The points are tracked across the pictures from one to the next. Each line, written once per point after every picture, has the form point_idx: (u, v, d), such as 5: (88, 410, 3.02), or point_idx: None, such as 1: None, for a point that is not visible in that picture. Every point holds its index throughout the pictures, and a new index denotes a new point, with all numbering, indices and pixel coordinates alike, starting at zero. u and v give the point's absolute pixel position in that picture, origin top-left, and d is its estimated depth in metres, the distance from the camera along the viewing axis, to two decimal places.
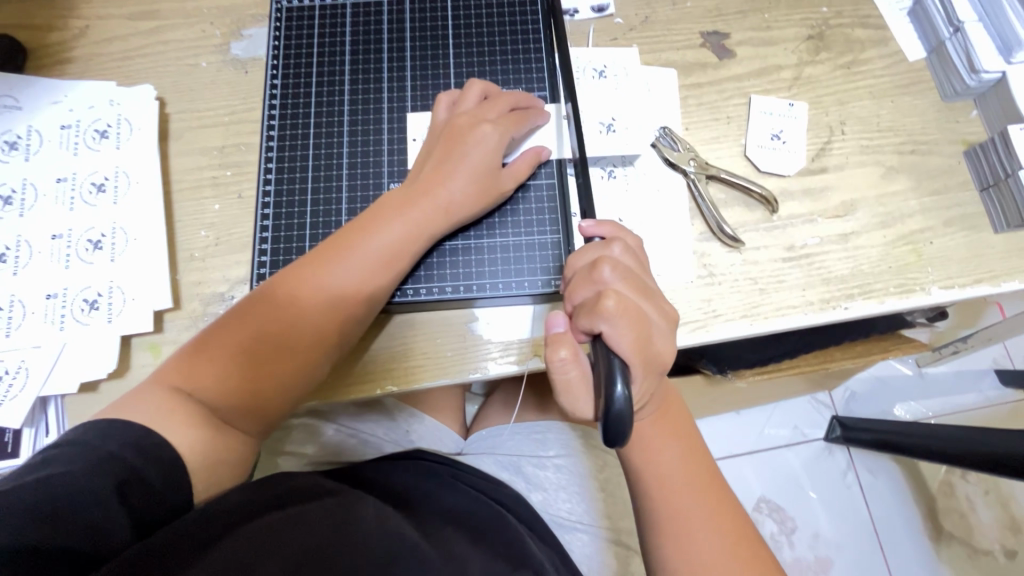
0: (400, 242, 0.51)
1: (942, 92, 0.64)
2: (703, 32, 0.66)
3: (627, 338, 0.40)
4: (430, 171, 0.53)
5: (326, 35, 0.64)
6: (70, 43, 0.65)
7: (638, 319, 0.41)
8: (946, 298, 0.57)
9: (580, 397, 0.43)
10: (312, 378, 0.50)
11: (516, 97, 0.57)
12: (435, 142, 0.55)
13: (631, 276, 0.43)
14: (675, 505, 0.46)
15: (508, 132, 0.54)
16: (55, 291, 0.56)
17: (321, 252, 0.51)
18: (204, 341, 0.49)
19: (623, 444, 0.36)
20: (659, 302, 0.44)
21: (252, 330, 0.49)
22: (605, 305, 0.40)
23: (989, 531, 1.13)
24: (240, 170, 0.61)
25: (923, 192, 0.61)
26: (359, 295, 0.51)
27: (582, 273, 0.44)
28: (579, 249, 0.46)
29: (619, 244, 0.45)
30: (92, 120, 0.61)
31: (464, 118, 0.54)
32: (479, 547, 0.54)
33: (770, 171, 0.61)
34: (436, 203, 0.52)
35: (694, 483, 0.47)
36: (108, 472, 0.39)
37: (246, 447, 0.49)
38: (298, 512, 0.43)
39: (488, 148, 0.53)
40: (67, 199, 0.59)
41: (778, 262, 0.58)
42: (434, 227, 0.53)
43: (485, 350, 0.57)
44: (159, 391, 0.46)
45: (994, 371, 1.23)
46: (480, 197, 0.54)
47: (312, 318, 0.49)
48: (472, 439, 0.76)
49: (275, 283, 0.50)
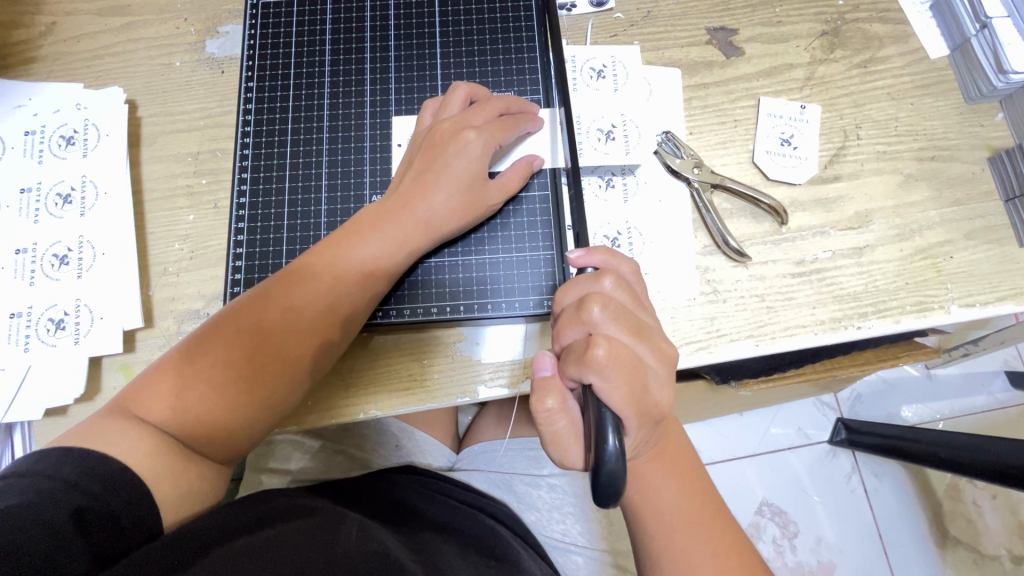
0: (379, 259, 0.48)
1: (966, 94, 0.59)
2: (710, 28, 0.61)
3: (618, 388, 0.38)
4: (411, 182, 0.49)
5: (305, 33, 0.60)
6: (35, 42, 0.61)
7: (631, 365, 0.39)
8: (966, 316, 0.54)
9: (569, 445, 0.42)
10: (287, 405, 0.48)
11: (504, 100, 0.53)
12: (417, 150, 0.52)
13: (623, 315, 0.41)
14: (679, 547, 0.43)
15: (496, 139, 0.50)
16: (20, 310, 0.53)
17: (294, 271, 0.48)
18: (167, 365, 0.46)
19: (615, 501, 0.35)
20: (654, 341, 0.42)
21: (217, 354, 0.45)
22: (594, 352, 0.38)
23: (997, 537, 1.11)
24: (216, 178, 0.58)
25: (944, 202, 0.57)
26: (332, 318, 0.48)
27: (570, 313, 0.42)
28: (568, 283, 0.44)
29: (610, 277, 0.43)
30: (57, 126, 0.58)
31: (448, 124, 0.51)
32: (470, 562, 0.50)
33: (779, 179, 0.57)
34: (417, 218, 0.49)
35: (698, 526, 0.44)
36: (62, 502, 0.35)
37: (217, 477, 0.46)
38: (275, 535, 0.41)
39: (473, 157, 0.49)
40: (32, 211, 0.55)
41: (787, 277, 0.55)
42: (416, 243, 0.49)
43: (474, 372, 0.54)
44: (122, 422, 0.43)
45: (1005, 373, 1.19)
46: (465, 210, 0.50)
47: (282, 343, 0.46)
48: (465, 454, 0.73)
49: (246, 303, 0.47)
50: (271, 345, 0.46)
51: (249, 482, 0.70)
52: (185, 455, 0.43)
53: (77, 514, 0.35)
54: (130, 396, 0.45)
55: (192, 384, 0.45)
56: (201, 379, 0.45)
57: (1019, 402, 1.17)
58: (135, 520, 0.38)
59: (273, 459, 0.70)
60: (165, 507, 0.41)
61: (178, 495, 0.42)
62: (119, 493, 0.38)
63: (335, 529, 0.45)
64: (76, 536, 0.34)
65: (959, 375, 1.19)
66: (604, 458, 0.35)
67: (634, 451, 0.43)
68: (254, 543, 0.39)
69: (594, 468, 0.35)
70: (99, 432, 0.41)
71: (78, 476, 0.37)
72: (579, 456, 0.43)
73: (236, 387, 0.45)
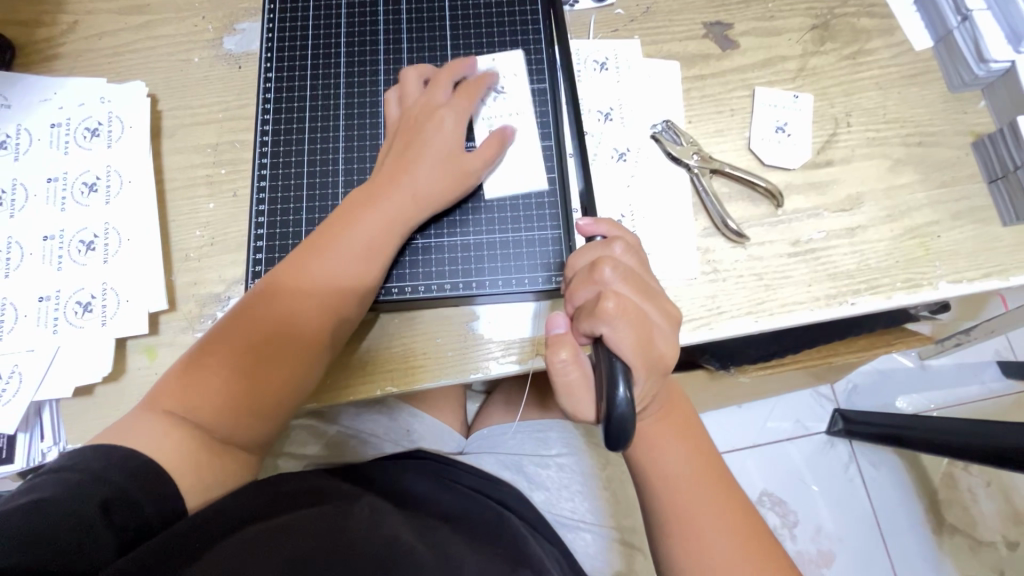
0: (375, 238, 0.51)
1: (949, 83, 0.63)
2: (706, 22, 0.64)
3: (627, 338, 0.42)
4: (392, 165, 0.52)
5: (320, 28, 0.62)
6: (59, 39, 0.64)
7: (638, 318, 0.43)
8: (954, 292, 0.57)
9: (582, 399, 0.45)
10: (304, 385, 0.49)
11: (463, 81, 0.57)
12: (392, 139, 0.55)
13: (631, 274, 0.45)
14: (682, 505, 0.47)
15: (464, 111, 0.54)
16: (48, 294, 0.55)
17: (293, 259, 0.50)
18: (186, 364, 0.48)
19: (624, 445, 0.38)
20: (660, 300, 0.45)
21: (229, 345, 0.48)
22: (605, 306, 0.42)
23: (991, 522, 1.13)
24: (235, 167, 0.60)
25: (931, 185, 0.60)
26: (335, 298, 0.49)
27: (582, 275, 0.45)
28: (579, 249, 0.48)
29: (620, 243, 0.47)
30: (81, 119, 0.60)
31: (418, 108, 0.55)
32: (477, 548, 0.52)
33: (775, 164, 0.60)
34: (405, 194, 0.51)
35: (701, 488, 0.47)
36: (91, 493, 0.39)
37: (243, 465, 0.48)
38: (289, 520, 0.44)
39: (446, 132, 0.53)
40: (58, 200, 0.58)
41: (784, 257, 0.57)
42: (407, 219, 0.52)
43: (486, 350, 0.56)
44: (148, 418, 0.45)
45: (995, 361, 1.22)
46: (452, 181, 0.52)
47: (289, 324, 0.48)
48: (473, 438, 0.76)
49: (251, 297, 0.50)
50: (278, 330, 0.48)
51: (264, 467, 0.72)
52: (208, 444, 0.46)
53: (104, 506, 0.38)
54: (155, 396, 0.47)
55: (209, 375, 0.47)
56: (216, 369, 0.47)
57: (1011, 389, 1.20)
58: (158, 509, 0.41)
59: (288, 444, 0.71)
60: (187, 493, 0.44)
61: (201, 483, 0.45)
62: (143, 484, 0.41)
63: (346, 514, 0.47)
64: (103, 527, 0.38)
65: (952, 363, 1.22)
66: (614, 405, 0.38)
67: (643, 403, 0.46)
68: (265, 530, 0.41)
69: (607, 413, 0.38)
70: (126, 429, 0.45)
71: (104, 468, 0.41)
72: (590, 412, 0.46)
73: (250, 371, 0.47)
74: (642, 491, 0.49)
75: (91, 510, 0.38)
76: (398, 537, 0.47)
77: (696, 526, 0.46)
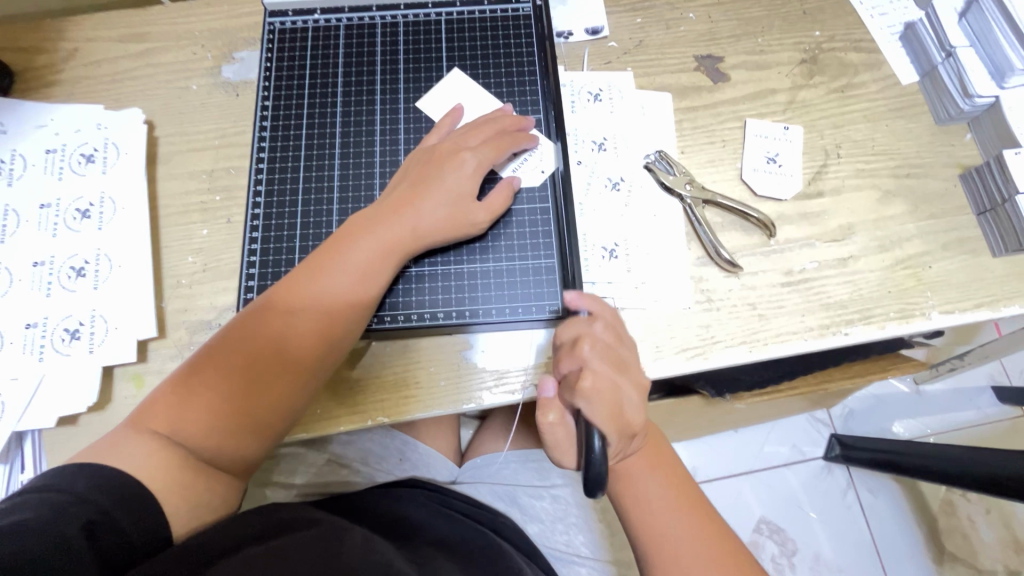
0: (373, 264, 0.50)
1: (936, 116, 0.64)
2: (697, 56, 0.66)
3: (604, 412, 0.42)
4: (403, 192, 0.53)
5: (319, 56, 0.63)
6: (58, 66, 0.64)
7: (614, 394, 0.43)
8: (946, 322, 0.57)
9: (566, 455, 0.46)
10: (286, 416, 0.49)
11: (505, 124, 0.57)
12: (413, 165, 0.55)
13: (608, 351, 0.45)
14: (659, 531, 0.46)
15: (489, 160, 0.54)
16: (35, 320, 0.54)
17: (293, 278, 0.50)
18: (177, 379, 0.47)
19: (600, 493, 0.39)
20: (634, 373, 0.46)
21: (218, 364, 0.47)
22: (583, 383, 0.42)
23: (992, 551, 1.12)
24: (229, 194, 0.60)
25: (921, 216, 0.60)
26: (326, 326, 0.49)
27: (565, 348, 0.46)
28: (564, 319, 0.48)
29: (602, 321, 0.47)
30: (77, 145, 0.60)
31: (445, 144, 0.55)
32: None
33: (767, 195, 0.61)
34: (409, 224, 0.51)
35: (675, 512, 0.47)
36: (75, 515, 0.37)
37: (229, 490, 0.48)
38: (280, 545, 0.42)
39: (465, 173, 0.53)
40: (50, 225, 0.57)
41: (776, 287, 0.58)
42: (407, 247, 0.52)
43: (479, 379, 0.55)
44: (132, 436, 0.44)
45: (990, 388, 1.22)
46: (454, 222, 0.53)
47: (280, 349, 0.48)
48: (467, 467, 0.74)
49: (249, 314, 0.49)
50: (272, 352, 0.48)
51: (253, 496, 0.71)
52: (195, 467, 0.45)
53: (88, 528, 0.37)
54: (142, 411, 0.46)
55: (201, 393, 0.46)
56: (202, 389, 0.46)
57: (1006, 416, 1.20)
58: (142, 534, 0.40)
59: (278, 473, 0.70)
60: (173, 518, 0.43)
61: (187, 508, 0.44)
62: (129, 508, 0.40)
63: (338, 541, 0.46)
64: (87, 549, 0.36)
65: (947, 389, 1.22)
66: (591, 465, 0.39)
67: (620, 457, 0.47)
68: (260, 553, 0.40)
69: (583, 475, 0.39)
70: (111, 449, 0.44)
71: (88, 490, 0.39)
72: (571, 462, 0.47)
73: (239, 394, 0.47)
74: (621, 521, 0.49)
75: (74, 533, 0.36)
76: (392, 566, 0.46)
77: (672, 552, 0.46)
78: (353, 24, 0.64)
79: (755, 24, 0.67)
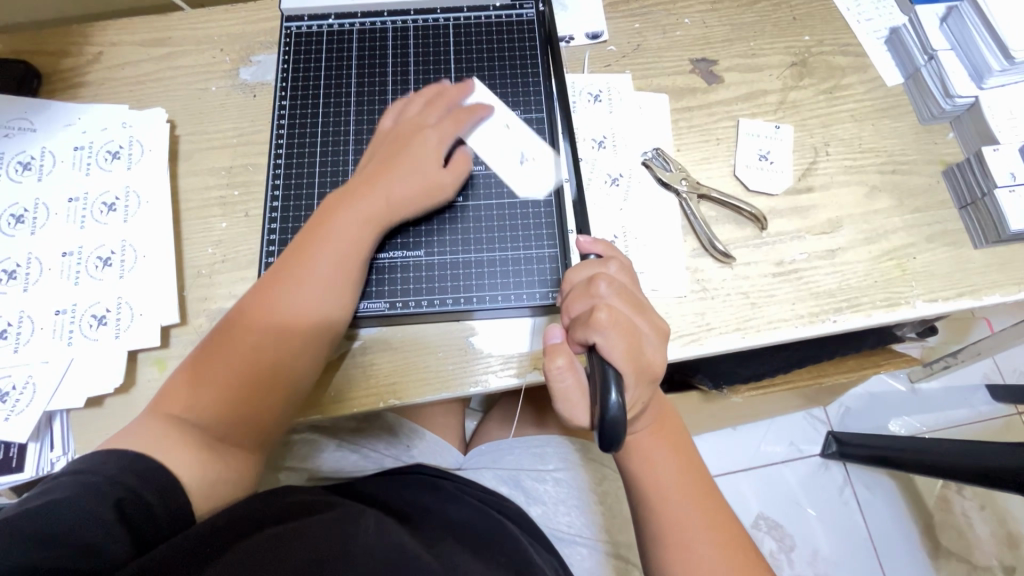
0: (355, 240, 0.53)
1: (920, 116, 0.67)
2: (692, 59, 0.69)
3: (618, 347, 0.43)
4: (372, 174, 0.56)
5: (333, 59, 0.66)
6: (84, 68, 0.68)
7: (629, 330, 0.44)
8: (931, 311, 0.60)
9: (577, 405, 0.46)
10: (288, 387, 0.52)
11: (428, 105, 0.60)
12: (378, 149, 0.58)
13: (625, 290, 0.46)
14: (669, 509, 0.49)
15: (448, 130, 0.59)
16: (64, 307, 0.57)
17: (277, 266, 0.53)
18: (185, 370, 0.51)
19: (616, 448, 0.39)
20: (651, 315, 0.47)
21: (217, 351, 0.50)
22: (598, 316, 0.43)
23: (986, 546, 1.14)
24: (247, 190, 0.63)
25: (906, 210, 0.63)
26: (314, 301, 0.52)
27: (579, 288, 0.47)
28: (577, 264, 0.49)
29: (615, 263, 0.49)
30: (103, 142, 0.63)
31: (406, 125, 0.58)
32: (481, 559, 0.54)
33: (759, 190, 0.64)
34: (385, 198, 0.54)
35: (686, 495, 0.50)
36: (106, 493, 0.40)
37: (246, 475, 0.50)
38: (298, 526, 0.45)
39: (428, 147, 0.57)
40: (78, 218, 0.60)
41: (768, 277, 0.60)
42: (387, 220, 0.55)
43: (486, 363, 0.58)
44: (154, 421, 0.47)
45: (983, 384, 1.25)
46: (429, 189, 0.56)
47: (273, 324, 0.51)
48: (471, 453, 0.77)
49: (240, 303, 0.53)
50: (267, 334, 0.51)
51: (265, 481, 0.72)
52: (212, 450, 0.48)
53: (118, 506, 0.39)
54: (162, 398, 0.50)
55: (203, 378, 0.50)
56: (206, 375, 0.50)
57: (998, 412, 1.23)
58: (169, 510, 0.43)
59: (290, 457, 0.71)
60: (196, 497, 0.45)
61: (205, 488, 0.46)
62: (156, 488, 0.43)
63: (352, 524, 0.48)
64: (119, 525, 0.39)
65: (940, 386, 1.24)
66: (608, 407, 0.39)
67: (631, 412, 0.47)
68: (278, 532, 0.43)
69: (600, 417, 0.39)
70: (134, 435, 0.46)
71: (118, 471, 0.42)
72: (584, 420, 0.47)
73: (238, 371, 0.50)
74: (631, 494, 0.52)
75: (105, 510, 0.39)
76: (405, 547, 0.48)
77: (679, 529, 0.48)
78: (366, 28, 0.67)
79: (748, 29, 0.71)
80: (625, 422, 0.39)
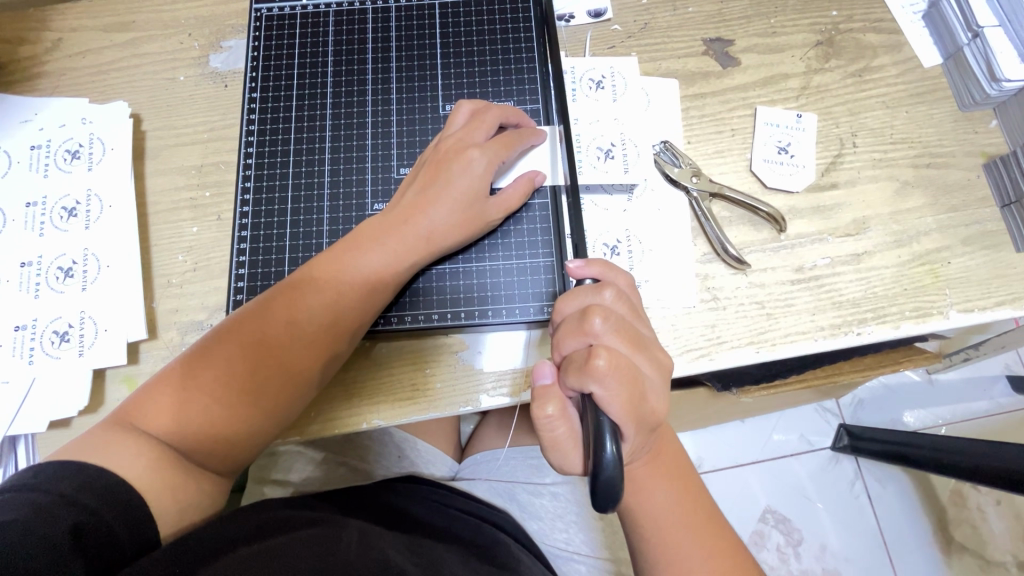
0: (382, 275, 0.49)
1: (960, 101, 0.60)
2: (705, 38, 0.62)
3: (618, 396, 0.38)
4: (413, 197, 0.50)
5: (308, 44, 0.60)
6: (42, 57, 0.62)
7: (630, 373, 0.39)
8: (965, 321, 0.54)
9: (569, 455, 0.42)
10: (282, 419, 0.47)
11: (494, 118, 0.52)
12: (422, 166, 0.52)
13: (625, 326, 0.41)
14: (670, 546, 0.45)
15: (499, 156, 0.51)
16: (25, 322, 0.53)
17: (298, 283, 0.48)
18: (173, 376, 0.45)
19: (612, 509, 0.34)
20: (652, 351, 0.42)
21: (220, 370, 0.45)
22: (595, 362, 0.39)
23: (1002, 542, 1.10)
24: (219, 190, 0.58)
25: (940, 209, 0.57)
26: (330, 336, 0.47)
27: (572, 322, 0.42)
28: (568, 292, 0.44)
29: (612, 290, 0.43)
30: (62, 140, 0.58)
31: (452, 141, 0.51)
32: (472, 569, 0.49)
33: (778, 187, 0.58)
34: (422, 233, 0.49)
35: (687, 528, 0.45)
36: (61, 516, 0.35)
37: (218, 490, 0.46)
38: (275, 544, 0.40)
39: (475, 174, 0.50)
40: (36, 225, 0.56)
41: (786, 284, 0.55)
42: (420, 255, 0.50)
43: (478, 381, 0.54)
44: (120, 433, 0.42)
45: (1005, 377, 1.19)
46: (466, 225, 0.50)
47: (286, 357, 0.46)
48: (467, 463, 0.74)
49: (251, 313, 0.47)
50: (273, 359, 0.46)
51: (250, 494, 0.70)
52: (182, 468, 0.43)
53: (75, 531, 0.35)
54: (131, 407, 0.44)
55: (197, 396, 0.44)
56: (201, 393, 0.44)
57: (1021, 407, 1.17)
58: (133, 535, 0.38)
59: (275, 470, 0.70)
60: (162, 519, 0.41)
61: (176, 509, 0.42)
62: (117, 507, 0.38)
63: (335, 538, 0.43)
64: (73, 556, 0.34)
65: (960, 379, 1.19)
66: (603, 465, 0.34)
67: (630, 455, 0.43)
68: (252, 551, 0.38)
69: (593, 474, 0.35)
70: (96, 446, 0.41)
71: (75, 490, 0.37)
72: (577, 467, 0.43)
73: (237, 399, 0.45)
74: (626, 526, 0.47)
75: (59, 535, 0.34)
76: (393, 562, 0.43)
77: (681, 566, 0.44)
78: (343, 9, 0.61)
79: (768, 3, 0.63)
80: (622, 480, 0.35)
